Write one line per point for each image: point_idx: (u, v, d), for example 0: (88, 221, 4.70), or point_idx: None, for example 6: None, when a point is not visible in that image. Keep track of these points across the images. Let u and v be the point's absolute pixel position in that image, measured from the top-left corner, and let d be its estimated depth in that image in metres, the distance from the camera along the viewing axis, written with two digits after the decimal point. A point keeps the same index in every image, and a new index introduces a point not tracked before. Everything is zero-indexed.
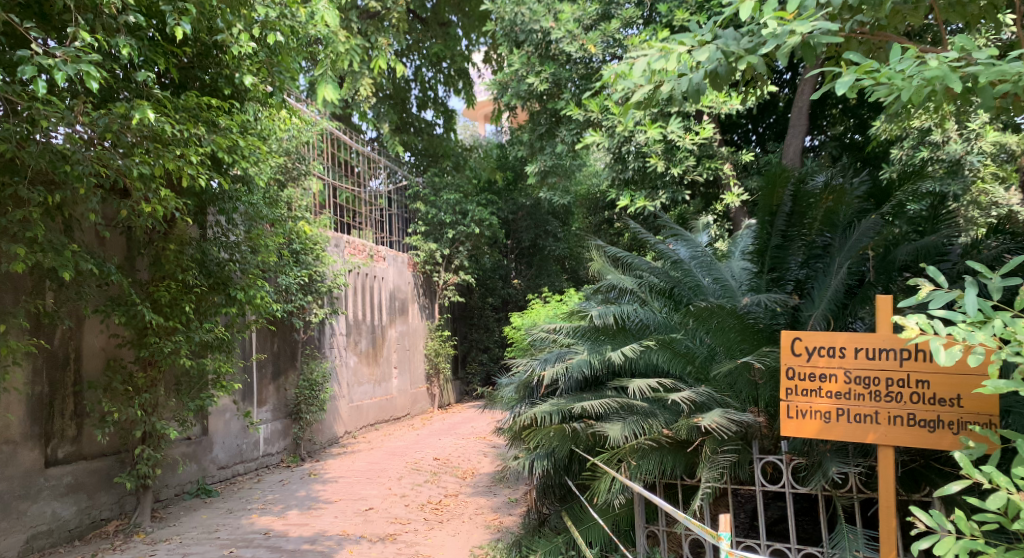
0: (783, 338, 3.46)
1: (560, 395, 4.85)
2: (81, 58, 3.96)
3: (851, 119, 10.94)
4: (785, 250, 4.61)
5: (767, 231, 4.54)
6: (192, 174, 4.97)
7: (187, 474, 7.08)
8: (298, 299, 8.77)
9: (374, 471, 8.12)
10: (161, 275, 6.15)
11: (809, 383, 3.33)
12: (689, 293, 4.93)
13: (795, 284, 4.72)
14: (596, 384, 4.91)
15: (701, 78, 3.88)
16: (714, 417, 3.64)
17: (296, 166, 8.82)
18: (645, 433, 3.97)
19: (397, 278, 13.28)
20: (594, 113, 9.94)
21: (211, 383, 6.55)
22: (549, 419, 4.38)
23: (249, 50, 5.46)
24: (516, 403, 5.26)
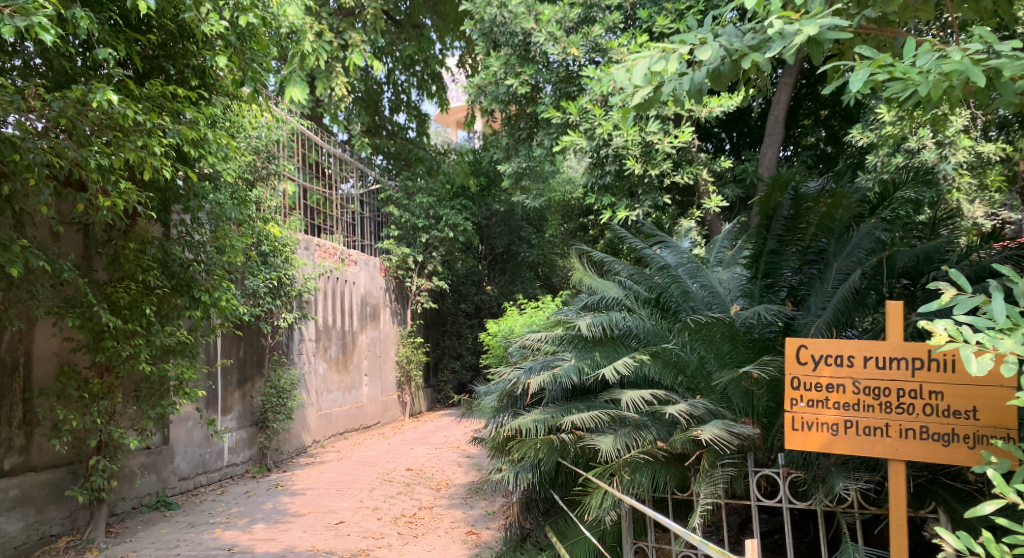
0: (786, 346, 3.32)
1: (546, 405, 4.64)
2: (32, 11, 3.67)
3: (823, 131, 11.06)
4: (780, 256, 4.45)
5: (763, 235, 4.37)
6: (157, 166, 4.67)
7: (146, 486, 6.73)
8: (267, 303, 8.46)
9: (344, 482, 7.82)
10: (121, 275, 5.84)
11: (815, 393, 3.18)
12: (677, 299, 4.61)
13: (789, 291, 4.56)
14: (583, 395, 4.71)
15: (704, 77, 3.69)
16: (714, 430, 3.46)
17: (265, 165, 8.54)
18: (639, 446, 3.76)
19: (369, 283, 12.98)
20: (574, 116, 9.78)
21: (173, 390, 6.21)
22: (535, 429, 4.18)
23: (220, 30, 5.14)
24: (498, 413, 5.04)
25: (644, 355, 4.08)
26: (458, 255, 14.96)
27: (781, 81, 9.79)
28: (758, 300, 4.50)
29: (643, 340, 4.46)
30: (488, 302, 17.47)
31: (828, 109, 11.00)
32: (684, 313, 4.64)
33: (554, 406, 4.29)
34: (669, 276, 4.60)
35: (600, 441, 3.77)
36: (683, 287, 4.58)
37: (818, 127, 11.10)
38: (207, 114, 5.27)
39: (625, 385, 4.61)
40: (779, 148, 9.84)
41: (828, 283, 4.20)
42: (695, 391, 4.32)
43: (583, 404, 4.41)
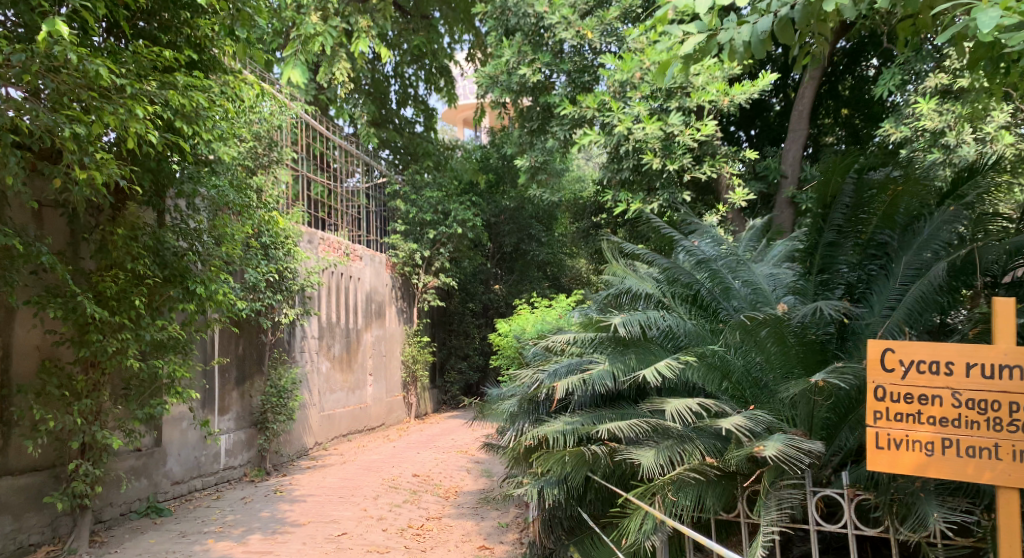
0: (868, 350, 3.12)
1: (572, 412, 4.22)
2: None
3: (842, 130, 11.09)
4: (836, 249, 4.23)
5: (819, 223, 4.19)
6: (143, 134, 4.27)
7: (135, 490, 6.31)
8: (267, 298, 8.00)
9: (347, 488, 7.38)
10: (108, 264, 5.41)
11: (906, 405, 2.99)
12: (717, 297, 4.19)
13: (846, 288, 4.30)
14: (614, 403, 4.29)
15: (770, 26, 3.89)
16: (777, 445, 3.05)
17: (267, 152, 8.12)
18: (685, 461, 3.34)
19: (374, 279, 12.53)
20: (591, 108, 9.35)
21: (165, 389, 5.77)
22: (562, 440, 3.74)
23: None
24: (520, 419, 4.61)
25: (687, 360, 3.68)
26: (466, 252, 14.52)
27: (806, 75, 9.73)
28: (812, 298, 4.25)
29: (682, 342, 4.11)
30: (495, 301, 17.03)
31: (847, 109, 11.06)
32: (726, 311, 4.17)
33: (584, 413, 3.85)
34: (710, 270, 4.13)
35: (640, 455, 3.34)
36: (725, 282, 4.12)
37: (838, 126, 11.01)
38: (200, 87, 4.89)
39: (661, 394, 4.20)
40: (803, 144, 9.78)
41: (895, 282, 3.98)
42: (743, 401, 3.94)
43: (614, 412, 3.97)
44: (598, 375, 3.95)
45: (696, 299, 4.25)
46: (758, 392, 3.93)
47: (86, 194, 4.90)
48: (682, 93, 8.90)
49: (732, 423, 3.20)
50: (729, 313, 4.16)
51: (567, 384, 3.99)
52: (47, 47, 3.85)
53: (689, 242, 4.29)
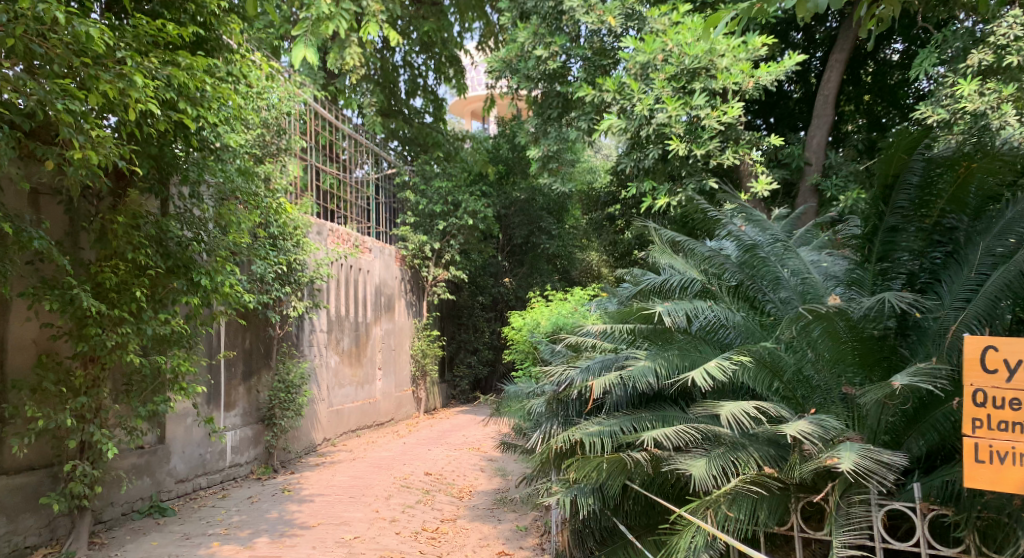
0: (965, 350, 3.02)
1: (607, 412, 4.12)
2: None
3: (862, 118, 11.14)
4: (897, 236, 4.12)
5: (879, 207, 4.12)
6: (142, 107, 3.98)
7: (138, 490, 6.05)
8: (275, 291, 7.70)
9: (358, 487, 7.09)
10: (108, 254, 5.12)
11: (1009, 409, 2.90)
12: (765, 285, 4.08)
13: (905, 280, 4.19)
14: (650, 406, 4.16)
15: None
16: (853, 458, 3.07)
17: (275, 140, 7.82)
18: (740, 473, 3.36)
19: (384, 272, 12.23)
20: (610, 92, 9.05)
21: (169, 384, 5.49)
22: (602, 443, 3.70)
23: None
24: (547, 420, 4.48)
25: (738, 357, 3.60)
26: (475, 245, 14.20)
27: (833, 59, 9.72)
28: (869, 289, 4.19)
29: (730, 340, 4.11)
30: (505, 294, 16.69)
31: (869, 95, 11.16)
32: (771, 301, 4.11)
33: (625, 415, 3.85)
34: (756, 258, 4.02)
35: (694, 464, 3.34)
36: (773, 271, 4.01)
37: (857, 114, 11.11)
38: (204, 64, 4.63)
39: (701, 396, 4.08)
40: (828, 130, 9.80)
41: (972, 271, 3.86)
42: (792, 399, 3.93)
43: (654, 415, 3.90)
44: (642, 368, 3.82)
45: (740, 288, 4.18)
46: (807, 390, 3.94)
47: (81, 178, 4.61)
48: (706, 76, 8.59)
49: (799, 431, 3.24)
50: (776, 306, 4.09)
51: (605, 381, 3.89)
52: (34, 8, 3.57)
53: (735, 226, 4.17)
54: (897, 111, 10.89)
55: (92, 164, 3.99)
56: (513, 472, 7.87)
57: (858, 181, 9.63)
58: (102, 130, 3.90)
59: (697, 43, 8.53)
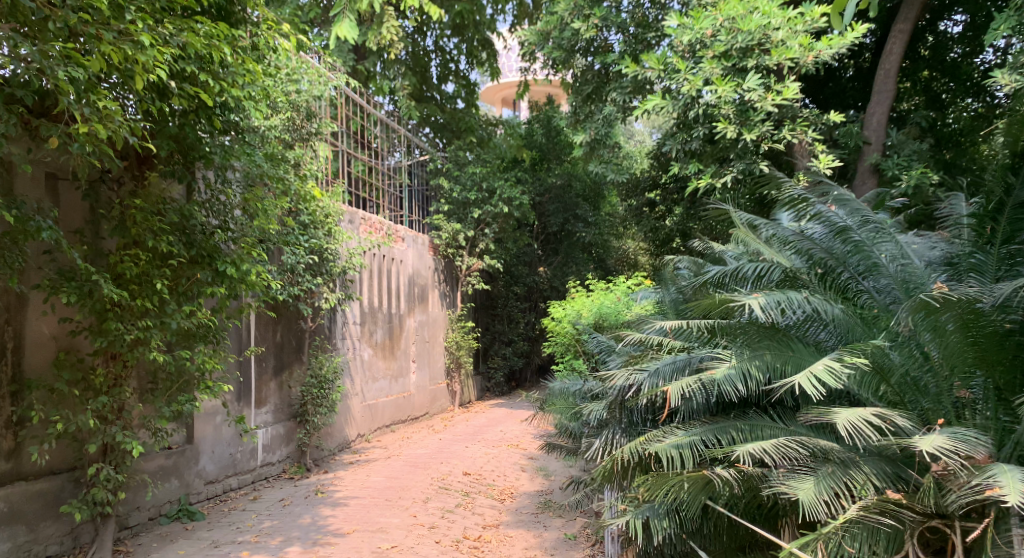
0: None
1: (684, 423, 4.14)
2: None
3: (919, 96, 10.56)
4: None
5: (1009, 179, 3.81)
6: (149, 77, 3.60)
7: (166, 493, 5.74)
8: (306, 282, 7.34)
9: (394, 489, 6.74)
10: (128, 243, 4.79)
11: None
12: (863, 270, 4.15)
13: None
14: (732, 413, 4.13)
15: None
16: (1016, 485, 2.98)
17: (305, 124, 7.46)
18: (858, 496, 3.40)
19: (417, 261, 11.85)
20: (655, 70, 8.50)
21: (194, 383, 5.16)
22: (686, 456, 3.76)
23: None
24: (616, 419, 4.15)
25: (851, 359, 3.52)
26: (510, 233, 13.77)
27: (894, 30, 9.15)
28: (994, 274, 3.91)
29: (822, 340, 4.10)
30: (539, 284, 16.23)
31: (927, 70, 10.61)
32: (866, 290, 4.17)
33: (707, 425, 3.88)
34: (852, 242, 4.13)
35: (799, 486, 3.41)
36: (871, 257, 4.11)
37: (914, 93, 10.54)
38: (225, 34, 4.28)
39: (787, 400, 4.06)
40: (888, 107, 9.28)
41: None
42: (899, 405, 3.84)
43: (743, 429, 3.90)
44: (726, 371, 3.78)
45: (829, 278, 4.21)
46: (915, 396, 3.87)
47: (93, 160, 4.24)
48: (760, 52, 8.05)
49: (937, 446, 3.20)
50: (873, 296, 4.15)
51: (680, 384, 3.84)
52: None
53: (823, 206, 4.22)
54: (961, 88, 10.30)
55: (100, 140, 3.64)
56: (556, 472, 7.49)
57: (920, 162, 9.04)
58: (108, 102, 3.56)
59: (751, 16, 7.95)
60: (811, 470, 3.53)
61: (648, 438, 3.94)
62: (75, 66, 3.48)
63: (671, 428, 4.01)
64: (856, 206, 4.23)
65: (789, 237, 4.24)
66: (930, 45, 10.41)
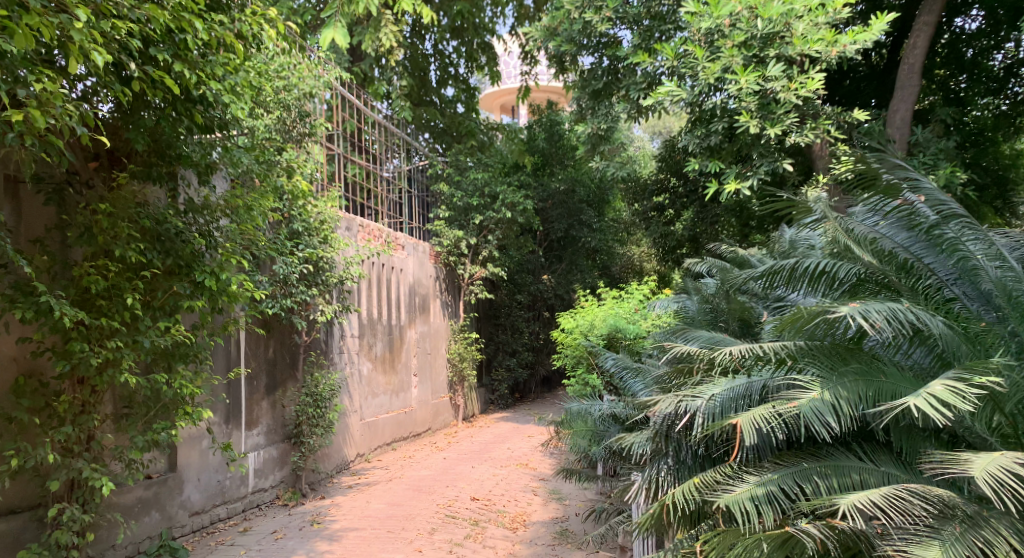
0: None
1: (753, 461, 3.72)
2: None
3: (936, 94, 10.04)
4: None
5: None
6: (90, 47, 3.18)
7: (144, 527, 5.21)
8: (299, 293, 6.79)
9: (398, 518, 6.21)
10: (95, 253, 4.29)
11: None
12: (958, 272, 3.97)
13: None
14: (813, 453, 3.61)
15: None
16: None
17: (297, 124, 6.96)
18: None
19: (418, 270, 11.32)
20: (668, 61, 8.00)
21: (173, 409, 4.62)
22: (764, 506, 3.39)
23: None
24: (655, 460, 4.09)
25: (980, 382, 3.11)
26: (514, 240, 13.25)
27: (919, 23, 8.67)
28: None
29: (917, 359, 3.80)
30: (544, 292, 15.68)
31: (942, 67, 10.05)
32: (957, 297, 3.97)
33: (785, 469, 3.51)
34: (944, 239, 3.94)
35: (924, 555, 2.98)
36: (967, 258, 3.90)
37: (934, 92, 10.08)
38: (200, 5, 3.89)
39: (876, 434, 3.61)
40: (912, 104, 8.69)
41: None
42: (1013, 439, 3.41)
43: (827, 469, 3.50)
44: (811, 406, 3.30)
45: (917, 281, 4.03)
46: None
47: (38, 154, 3.74)
48: (780, 42, 7.57)
49: None
50: (965, 304, 3.94)
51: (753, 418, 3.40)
52: None
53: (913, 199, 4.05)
54: (983, 85, 9.84)
55: (41, 131, 3.22)
56: (571, 497, 6.99)
57: (948, 161, 8.53)
58: (51, 84, 3.16)
59: (770, 4, 7.49)
60: (932, 532, 3.07)
61: (707, 483, 3.64)
62: (0, 37, 3.02)
63: (739, 472, 3.66)
64: (940, 197, 3.99)
65: (868, 234, 4.07)
66: (943, 43, 9.91)
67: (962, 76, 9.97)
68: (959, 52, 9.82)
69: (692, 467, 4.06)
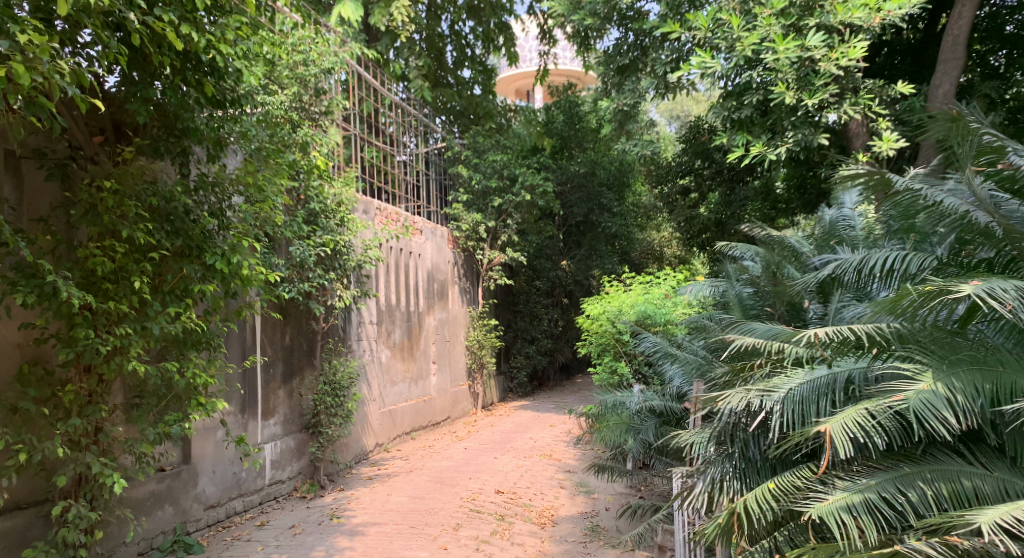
0: None
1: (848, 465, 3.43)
2: None
3: (973, 71, 9.64)
4: None
5: None
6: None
7: (158, 522, 4.98)
8: (317, 277, 6.51)
9: (421, 512, 5.95)
10: (101, 234, 4.03)
11: None
12: None
13: None
14: (911, 456, 3.31)
15: None
16: None
17: (312, 101, 6.64)
18: None
19: (436, 255, 11.03)
20: (700, 32, 7.62)
21: (185, 399, 4.36)
22: (863, 521, 3.11)
23: None
24: (712, 462, 3.81)
25: None
26: (533, 225, 12.91)
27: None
28: None
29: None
30: (563, 278, 15.34)
31: (979, 43, 9.64)
32: None
33: (886, 475, 3.23)
34: None
35: None
36: None
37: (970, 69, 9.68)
38: None
39: (985, 435, 3.29)
40: (955, 79, 8.31)
41: None
42: None
43: (934, 475, 3.21)
44: (921, 399, 3.11)
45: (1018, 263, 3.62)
46: None
47: (26, 118, 3.48)
48: (818, 12, 7.17)
49: None
50: None
51: (843, 423, 3.24)
52: None
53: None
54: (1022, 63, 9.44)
55: (29, 89, 3.10)
56: (599, 490, 6.71)
57: None
58: (36, 35, 3.05)
59: None
60: None
61: (783, 492, 3.39)
62: None
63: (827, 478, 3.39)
64: None
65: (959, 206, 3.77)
66: (983, 15, 9.44)
67: (1000, 51, 9.58)
68: (996, 27, 9.40)
69: (758, 465, 3.78)
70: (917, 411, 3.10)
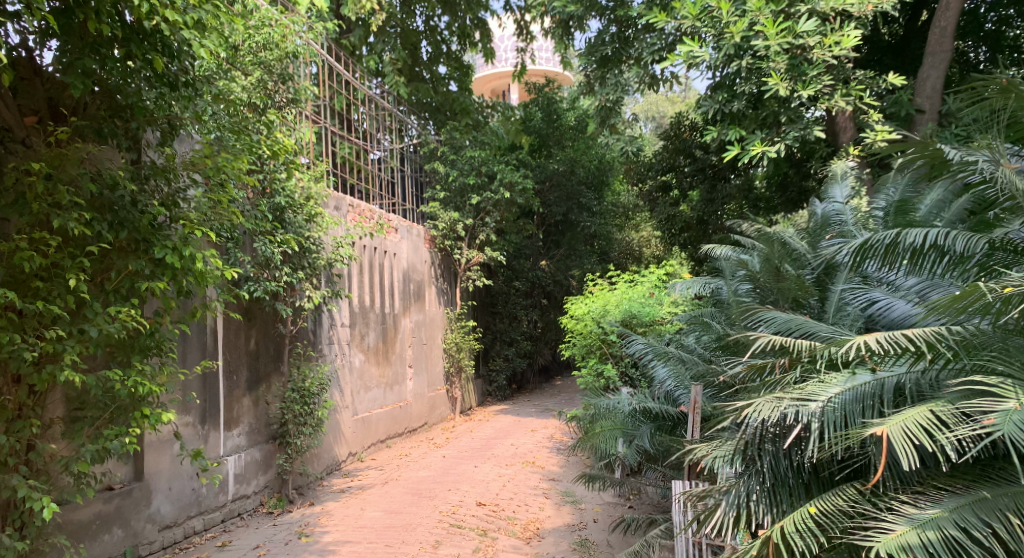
0: None
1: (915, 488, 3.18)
2: None
3: (954, 65, 9.40)
4: None
5: None
6: None
7: (104, 546, 4.54)
8: (283, 277, 6.06)
9: (397, 529, 5.52)
10: (31, 225, 3.59)
11: None
12: None
13: None
14: (988, 478, 3.08)
15: None
16: None
17: (277, 87, 6.17)
18: None
19: (412, 255, 10.58)
20: (688, 20, 7.25)
21: (131, 411, 3.90)
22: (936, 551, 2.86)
23: None
24: (743, 482, 3.51)
25: None
26: (511, 223, 12.51)
27: None
28: None
29: None
30: (543, 279, 14.96)
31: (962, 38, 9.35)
32: None
33: (964, 502, 2.97)
34: None
35: None
36: None
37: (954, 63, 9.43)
38: None
39: None
40: (943, 71, 8.01)
41: None
42: None
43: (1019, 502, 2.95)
44: (1015, 424, 2.81)
45: None
46: None
47: None
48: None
49: None
50: None
51: (904, 425, 3.00)
52: None
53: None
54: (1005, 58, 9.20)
55: None
56: (587, 500, 6.33)
57: None
58: None
59: None
60: None
61: (827, 524, 3.16)
62: None
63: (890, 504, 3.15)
64: None
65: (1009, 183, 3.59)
66: (966, 9, 9.04)
67: (982, 47, 9.33)
68: (975, 22, 9.07)
69: (785, 482, 3.48)
70: (1011, 435, 2.81)
